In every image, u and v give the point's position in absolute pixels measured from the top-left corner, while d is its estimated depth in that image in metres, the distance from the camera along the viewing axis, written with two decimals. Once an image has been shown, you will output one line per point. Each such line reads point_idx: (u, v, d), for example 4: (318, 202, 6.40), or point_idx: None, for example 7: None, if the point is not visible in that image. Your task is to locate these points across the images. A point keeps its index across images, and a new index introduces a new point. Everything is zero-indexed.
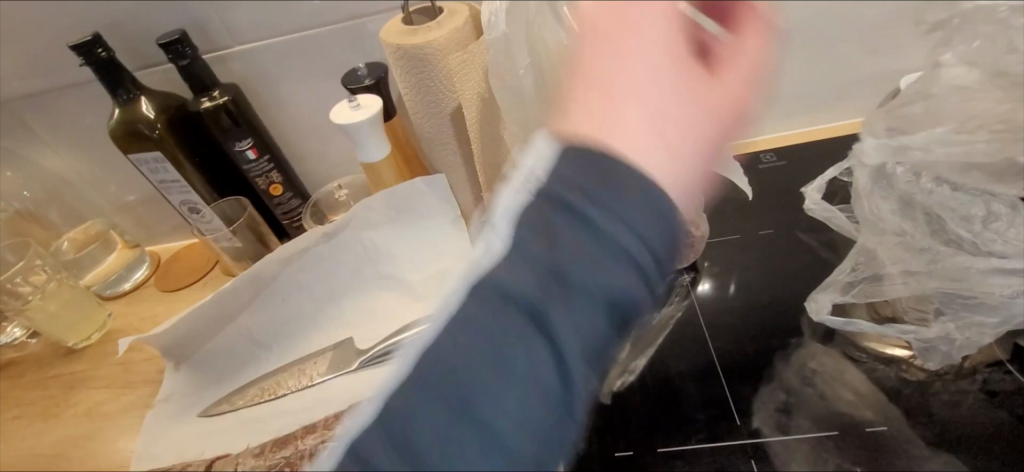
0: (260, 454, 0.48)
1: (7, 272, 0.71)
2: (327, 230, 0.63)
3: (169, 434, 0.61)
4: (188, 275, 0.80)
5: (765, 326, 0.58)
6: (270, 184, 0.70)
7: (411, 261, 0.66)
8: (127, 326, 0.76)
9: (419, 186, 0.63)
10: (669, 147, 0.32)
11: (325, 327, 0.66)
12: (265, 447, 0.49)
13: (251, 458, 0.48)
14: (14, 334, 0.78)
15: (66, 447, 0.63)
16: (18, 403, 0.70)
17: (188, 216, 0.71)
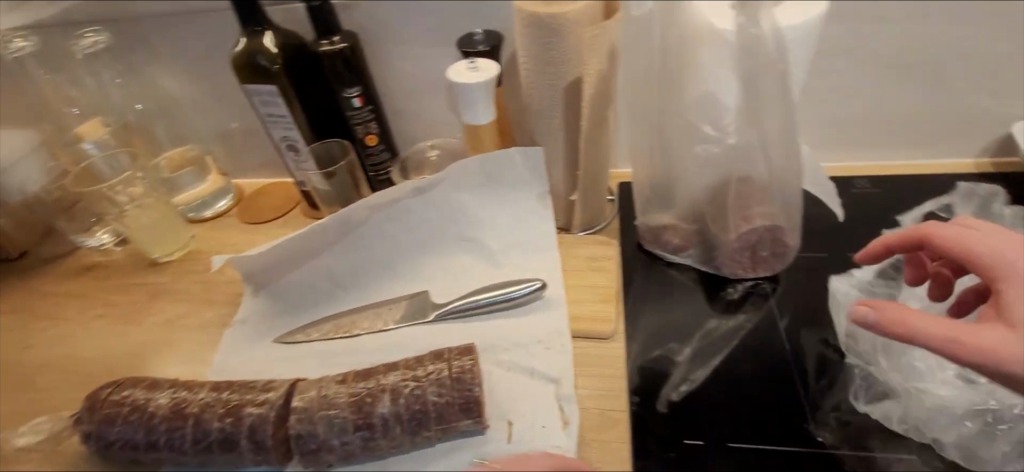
0: (343, 382, 0.50)
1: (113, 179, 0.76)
2: (421, 184, 0.65)
3: (246, 354, 0.64)
4: (270, 211, 0.84)
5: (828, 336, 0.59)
6: (367, 133, 0.72)
7: (494, 229, 0.67)
8: (208, 249, 0.80)
9: (515, 156, 0.64)
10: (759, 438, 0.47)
11: (401, 277, 0.68)
12: (348, 376, 0.51)
13: (334, 385, 0.50)
14: (102, 239, 0.82)
15: (145, 350, 0.66)
16: (102, 302, 0.74)
17: (285, 153, 0.74)
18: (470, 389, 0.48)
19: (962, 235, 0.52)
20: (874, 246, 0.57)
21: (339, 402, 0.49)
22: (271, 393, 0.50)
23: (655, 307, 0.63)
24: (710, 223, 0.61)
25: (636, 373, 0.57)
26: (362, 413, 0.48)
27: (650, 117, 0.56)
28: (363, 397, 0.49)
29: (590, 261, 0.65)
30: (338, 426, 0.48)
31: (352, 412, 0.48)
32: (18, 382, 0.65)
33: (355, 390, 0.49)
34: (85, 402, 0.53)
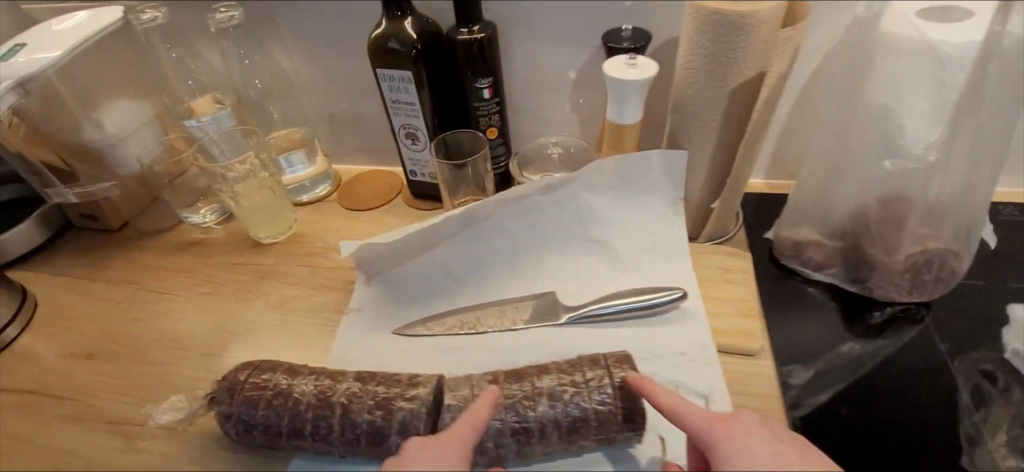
0: (495, 382, 0.48)
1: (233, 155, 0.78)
2: (553, 181, 0.63)
3: (364, 343, 0.62)
4: (372, 199, 0.82)
5: (996, 370, 0.54)
6: (489, 125, 0.70)
7: (623, 233, 0.65)
8: (312, 233, 0.78)
9: (654, 159, 0.61)
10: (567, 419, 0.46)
11: (521, 275, 0.65)
12: (499, 376, 0.49)
13: (486, 385, 0.48)
14: (204, 217, 0.81)
15: (258, 332, 0.65)
16: (208, 280, 0.72)
17: (403, 141, 0.73)
18: (636, 400, 0.46)
19: (691, 419, 0.44)
20: (656, 389, 0.45)
21: (494, 402, 0.47)
22: (420, 389, 0.48)
23: (796, 323, 0.60)
24: (861, 238, 0.60)
25: (788, 392, 0.54)
26: (519, 417, 0.46)
27: (832, 121, 0.58)
28: (519, 401, 0.47)
29: (726, 273, 0.62)
30: (494, 428, 0.46)
31: (509, 414, 0.46)
32: (131, 355, 0.63)
33: (511, 392, 0.47)
34: (222, 382, 0.51)
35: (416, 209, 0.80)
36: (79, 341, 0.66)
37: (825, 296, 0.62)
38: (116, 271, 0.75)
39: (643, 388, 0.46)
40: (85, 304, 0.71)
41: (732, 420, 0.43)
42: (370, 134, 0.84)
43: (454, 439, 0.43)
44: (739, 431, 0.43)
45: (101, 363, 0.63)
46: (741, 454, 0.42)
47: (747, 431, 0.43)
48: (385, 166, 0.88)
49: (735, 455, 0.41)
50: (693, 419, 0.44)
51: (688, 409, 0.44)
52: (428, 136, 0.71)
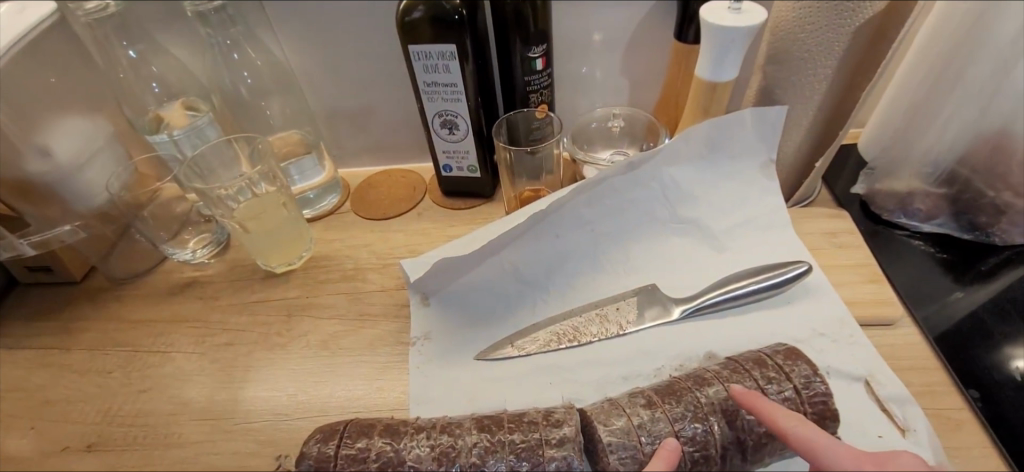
0: (648, 405, 0.41)
1: (230, 173, 0.67)
2: (636, 159, 0.53)
3: (443, 378, 0.51)
4: (396, 204, 0.70)
5: None
6: (540, 102, 0.61)
7: (714, 206, 0.58)
8: (335, 252, 0.65)
9: (748, 117, 0.54)
10: (750, 436, 0.39)
11: (606, 270, 0.57)
12: (653, 397, 0.41)
13: (641, 409, 0.40)
14: (193, 251, 0.66)
15: (307, 384, 0.53)
16: (222, 327, 0.59)
17: (436, 130, 0.62)
18: (826, 402, 0.39)
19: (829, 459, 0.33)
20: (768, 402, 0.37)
21: (663, 432, 0.39)
22: (567, 428, 0.39)
23: (921, 278, 0.55)
24: (972, 182, 0.55)
25: (946, 355, 0.48)
26: (698, 443, 0.39)
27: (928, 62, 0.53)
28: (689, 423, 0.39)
29: (832, 239, 0.57)
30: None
31: (687, 444, 0.39)
32: (150, 439, 0.50)
33: (678, 414, 0.40)
34: (304, 461, 0.40)
35: (455, 211, 0.68)
36: (72, 431, 0.52)
37: (936, 247, 0.57)
38: (95, 333, 0.60)
39: (758, 404, 0.37)
40: (66, 382, 0.56)
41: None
42: (381, 127, 0.71)
43: None
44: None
45: (114, 455, 0.49)
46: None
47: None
48: (398, 163, 0.75)
49: None
50: (835, 463, 0.33)
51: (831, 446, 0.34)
52: (471, 122, 0.60)
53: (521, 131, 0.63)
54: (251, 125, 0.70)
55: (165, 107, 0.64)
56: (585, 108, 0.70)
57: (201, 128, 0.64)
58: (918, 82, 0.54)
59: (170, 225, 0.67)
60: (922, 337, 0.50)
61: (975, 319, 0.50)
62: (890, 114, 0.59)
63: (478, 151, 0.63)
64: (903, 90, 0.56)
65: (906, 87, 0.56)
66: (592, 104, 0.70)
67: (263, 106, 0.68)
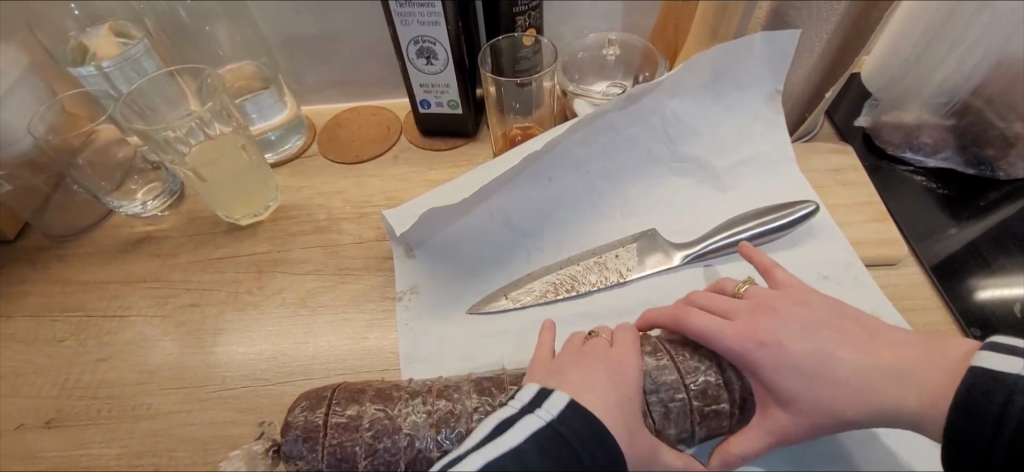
0: None
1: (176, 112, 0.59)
2: (636, 91, 0.49)
3: (435, 336, 0.48)
4: (369, 145, 0.63)
5: None
6: (527, 26, 0.55)
7: (718, 143, 0.54)
8: (305, 201, 0.59)
9: (757, 43, 0.49)
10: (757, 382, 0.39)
11: (602, 214, 0.54)
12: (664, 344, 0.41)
13: (647, 356, 0.40)
14: (142, 203, 0.59)
15: (285, 346, 0.49)
16: (186, 287, 0.53)
17: (412, 59, 0.55)
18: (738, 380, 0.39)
19: (717, 337, 0.39)
20: (660, 311, 0.43)
21: (670, 381, 0.39)
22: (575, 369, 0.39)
23: (922, 215, 0.53)
24: (984, 113, 0.54)
25: (946, 294, 0.47)
26: (707, 398, 0.39)
27: None
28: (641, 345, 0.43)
29: (836, 176, 0.55)
30: (677, 410, 0.39)
31: (698, 399, 0.38)
32: (116, 411, 0.46)
33: (693, 366, 0.39)
34: (291, 432, 0.37)
35: (435, 152, 0.62)
36: (26, 406, 0.47)
37: (937, 182, 0.55)
38: (39, 297, 0.54)
39: (662, 319, 0.43)
40: (13, 353, 0.50)
41: (762, 312, 0.40)
42: (347, 57, 0.63)
43: (583, 361, 0.39)
44: (767, 329, 0.39)
45: (77, 431, 0.45)
46: (784, 354, 0.38)
47: (777, 320, 0.40)
48: (367, 100, 0.68)
49: (784, 349, 0.38)
50: (720, 331, 0.39)
51: (706, 324, 0.40)
52: (449, 50, 0.53)
53: (507, 58, 0.56)
54: (196, 55, 0.61)
55: (90, 33, 0.55)
56: (572, 34, 0.63)
57: (135, 59, 0.55)
58: (937, 7, 0.51)
59: (111, 173, 0.60)
60: (923, 273, 0.49)
61: (974, 255, 0.50)
62: (900, 44, 0.55)
63: (459, 84, 0.57)
64: (918, 16, 0.53)
65: (918, 16, 0.53)
66: (581, 28, 0.62)
67: (211, 32, 0.59)
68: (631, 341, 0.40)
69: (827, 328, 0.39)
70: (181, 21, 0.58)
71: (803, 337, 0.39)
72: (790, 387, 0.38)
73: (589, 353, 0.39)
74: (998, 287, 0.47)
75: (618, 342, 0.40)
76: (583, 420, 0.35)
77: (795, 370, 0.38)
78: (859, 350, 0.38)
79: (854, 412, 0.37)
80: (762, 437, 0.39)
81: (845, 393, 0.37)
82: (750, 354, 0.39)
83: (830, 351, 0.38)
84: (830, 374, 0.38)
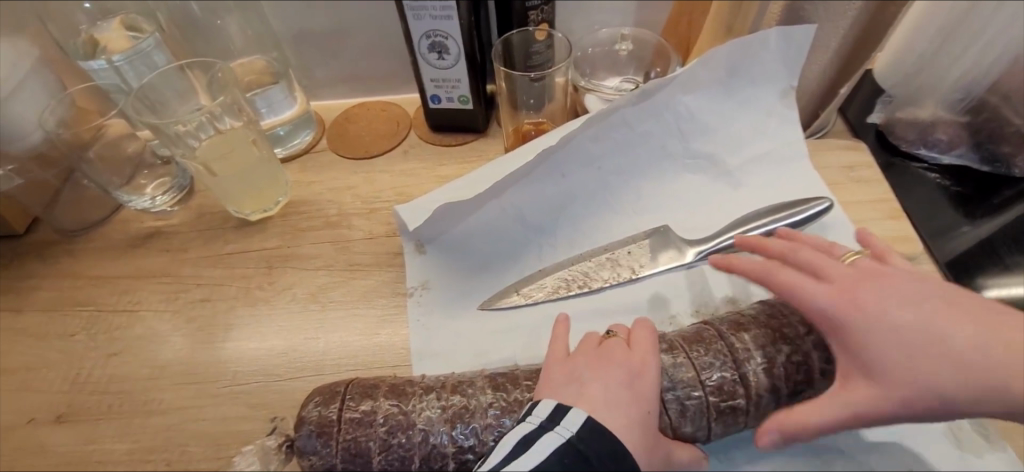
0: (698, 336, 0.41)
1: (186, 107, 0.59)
2: (649, 86, 0.49)
3: (447, 332, 0.48)
4: (378, 141, 0.63)
5: None
6: (540, 21, 0.55)
7: (731, 139, 0.54)
8: (315, 196, 0.59)
9: (772, 37, 0.49)
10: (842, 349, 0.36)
11: (615, 211, 0.53)
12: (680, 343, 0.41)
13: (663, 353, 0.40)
14: (151, 198, 0.59)
15: (295, 341, 0.49)
16: (196, 282, 0.53)
17: (424, 54, 0.54)
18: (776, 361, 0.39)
19: (806, 292, 0.38)
20: (749, 262, 0.42)
21: (686, 379, 0.39)
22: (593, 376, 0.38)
23: (934, 212, 0.53)
24: (1001, 111, 0.53)
25: (960, 293, 0.47)
26: (725, 394, 0.39)
27: None
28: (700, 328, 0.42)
29: (850, 173, 0.55)
30: (693, 409, 0.39)
31: (715, 395, 0.39)
32: (128, 406, 0.46)
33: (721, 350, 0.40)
34: (304, 427, 0.37)
35: (445, 147, 0.62)
36: (37, 401, 0.47)
37: (951, 180, 0.55)
38: (49, 292, 0.53)
39: (743, 266, 0.42)
40: (24, 348, 0.50)
41: (867, 277, 0.37)
42: (358, 52, 0.63)
43: (601, 370, 0.38)
44: (867, 294, 0.36)
45: (89, 425, 0.45)
46: (881, 320, 0.35)
47: (881, 285, 0.37)
48: (376, 96, 0.68)
49: (883, 317, 0.35)
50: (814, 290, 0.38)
51: (799, 284, 0.39)
52: (462, 44, 0.53)
53: (519, 54, 0.56)
54: (206, 50, 0.61)
55: (101, 27, 0.54)
56: (583, 29, 0.62)
57: (146, 53, 0.55)
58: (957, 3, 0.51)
59: (121, 168, 0.60)
60: (938, 271, 0.48)
61: (988, 253, 0.49)
62: (916, 40, 0.55)
63: (471, 79, 0.56)
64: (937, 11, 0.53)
65: (935, 12, 0.53)
66: (592, 24, 0.62)
67: (222, 27, 0.59)
68: (649, 345, 0.39)
69: (942, 304, 0.35)
70: (192, 15, 0.58)
71: (910, 311, 0.35)
72: (879, 353, 0.35)
73: (606, 359, 0.39)
74: (1010, 286, 0.47)
75: (636, 346, 0.39)
76: (603, 441, 0.34)
77: (891, 335, 0.35)
78: (973, 331, 0.34)
79: (949, 394, 0.34)
80: (838, 411, 0.35)
81: (940, 369, 0.34)
82: (839, 313, 0.37)
83: (941, 330, 0.34)
84: (935, 348, 0.34)
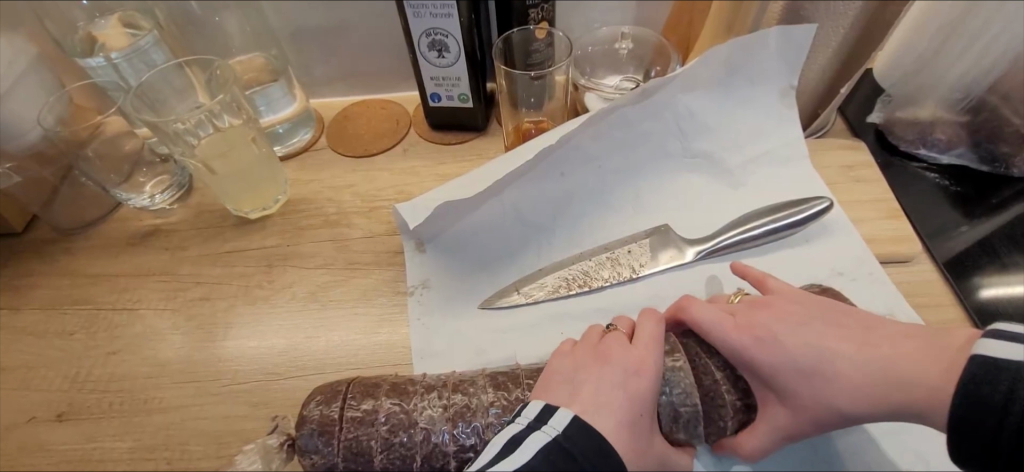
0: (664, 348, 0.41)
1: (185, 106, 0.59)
2: (651, 86, 0.49)
3: (447, 331, 0.48)
4: (378, 139, 0.63)
5: None
6: (540, 19, 0.55)
7: (731, 138, 0.54)
8: (315, 195, 0.59)
9: (773, 37, 0.49)
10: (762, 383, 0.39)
11: (615, 210, 0.53)
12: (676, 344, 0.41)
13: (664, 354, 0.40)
14: (150, 196, 0.59)
15: (296, 340, 0.49)
16: (196, 281, 0.53)
17: (424, 52, 0.54)
18: None
19: (714, 334, 0.40)
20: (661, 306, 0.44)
21: (684, 384, 0.39)
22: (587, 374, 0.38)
23: (933, 211, 0.53)
24: (999, 110, 0.53)
25: (957, 292, 0.47)
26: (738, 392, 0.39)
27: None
28: None
29: (849, 173, 0.55)
30: (687, 416, 0.38)
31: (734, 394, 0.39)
32: (128, 405, 0.46)
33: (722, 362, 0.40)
34: (306, 426, 0.37)
35: (445, 146, 0.62)
36: (37, 400, 0.47)
37: (950, 180, 0.55)
38: (47, 290, 0.53)
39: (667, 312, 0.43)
40: (24, 347, 0.50)
41: (758, 308, 0.41)
42: (357, 49, 0.63)
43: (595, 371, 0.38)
44: (765, 324, 0.39)
45: (88, 424, 0.45)
46: (778, 351, 0.38)
47: (773, 315, 0.40)
48: (375, 93, 0.67)
49: (783, 347, 0.38)
50: (719, 333, 0.39)
51: (702, 323, 0.40)
52: (462, 43, 0.53)
53: (519, 52, 0.56)
54: (205, 47, 0.61)
55: (98, 24, 0.54)
56: (582, 27, 0.62)
57: (144, 50, 0.54)
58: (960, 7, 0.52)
59: (120, 166, 0.59)
60: (936, 271, 0.49)
61: (986, 252, 0.50)
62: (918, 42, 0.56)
63: (471, 77, 0.56)
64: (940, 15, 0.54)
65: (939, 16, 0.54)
66: (591, 22, 0.61)
67: (221, 24, 0.59)
68: (653, 339, 0.39)
69: (826, 322, 0.39)
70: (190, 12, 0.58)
71: (803, 334, 0.38)
72: (786, 383, 0.38)
73: (606, 356, 0.39)
74: (1004, 284, 0.47)
75: (639, 342, 0.39)
76: (589, 440, 0.35)
77: (789, 364, 0.38)
78: (855, 342, 0.38)
79: (857, 413, 0.37)
80: (768, 433, 0.39)
81: (837, 389, 0.37)
82: (746, 353, 0.39)
83: (826, 350, 0.38)
84: (824, 371, 0.37)
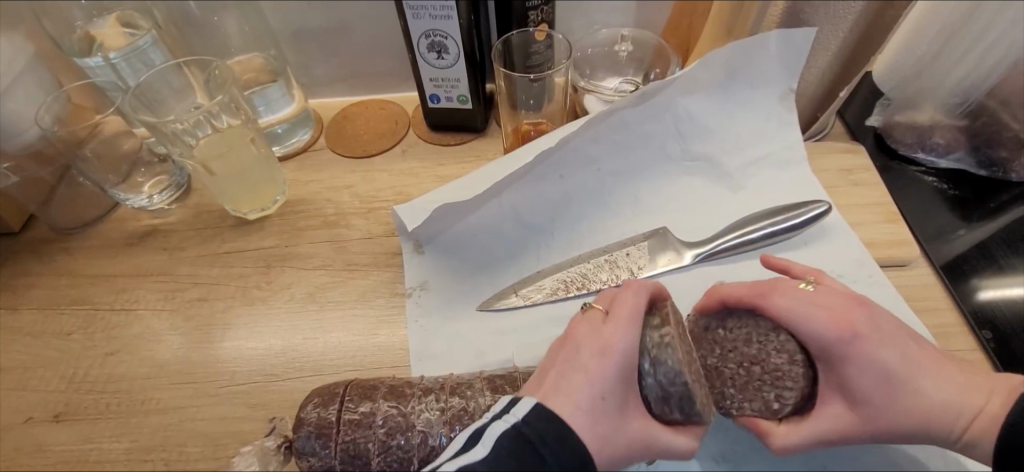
0: (721, 326, 0.39)
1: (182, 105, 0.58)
2: (650, 88, 0.49)
3: (445, 334, 0.48)
4: (377, 140, 0.63)
5: None
6: (540, 21, 0.55)
7: (730, 140, 0.54)
8: (313, 196, 0.59)
9: (773, 40, 0.49)
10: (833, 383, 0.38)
11: (615, 213, 0.53)
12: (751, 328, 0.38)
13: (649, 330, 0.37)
14: (148, 195, 0.58)
15: (293, 341, 0.49)
16: (194, 281, 0.53)
17: (423, 53, 0.54)
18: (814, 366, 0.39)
19: (814, 326, 0.37)
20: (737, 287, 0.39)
21: (671, 363, 0.36)
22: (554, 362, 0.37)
23: (931, 216, 0.53)
24: (998, 114, 0.54)
25: (955, 297, 0.47)
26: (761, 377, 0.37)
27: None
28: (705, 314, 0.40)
29: (849, 176, 0.55)
30: (677, 394, 0.36)
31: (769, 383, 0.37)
32: (125, 406, 0.46)
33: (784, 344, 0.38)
34: (304, 428, 0.37)
35: (445, 147, 0.62)
36: (35, 400, 0.47)
37: (948, 184, 0.55)
38: (45, 290, 0.53)
39: (733, 292, 0.39)
40: (21, 347, 0.50)
41: (857, 302, 0.38)
42: (357, 50, 0.63)
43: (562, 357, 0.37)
44: (865, 324, 0.37)
45: (86, 425, 0.45)
46: (870, 358, 0.37)
47: (871, 316, 0.38)
48: (374, 94, 0.67)
49: (874, 354, 0.37)
50: (819, 325, 0.37)
51: (801, 311, 0.37)
52: (461, 45, 0.53)
53: (518, 53, 0.56)
54: (204, 47, 0.61)
55: (97, 23, 0.54)
56: (583, 29, 0.62)
57: (142, 50, 0.54)
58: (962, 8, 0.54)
59: (118, 166, 0.59)
60: (934, 275, 0.49)
61: (983, 257, 0.50)
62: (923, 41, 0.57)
63: (470, 78, 0.56)
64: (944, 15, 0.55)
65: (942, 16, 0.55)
66: (592, 23, 0.61)
67: (220, 25, 0.59)
68: (627, 317, 0.36)
69: (910, 338, 0.39)
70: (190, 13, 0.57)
71: (893, 345, 0.38)
72: (867, 392, 0.37)
73: (578, 339, 0.37)
74: (1001, 288, 0.47)
75: (611, 320, 0.37)
76: (547, 424, 0.33)
77: (878, 374, 0.37)
78: (935, 367, 0.38)
79: (906, 431, 0.38)
80: (817, 434, 0.38)
81: (907, 405, 0.37)
82: (843, 352, 0.37)
83: (910, 366, 0.37)
84: (905, 385, 0.37)
